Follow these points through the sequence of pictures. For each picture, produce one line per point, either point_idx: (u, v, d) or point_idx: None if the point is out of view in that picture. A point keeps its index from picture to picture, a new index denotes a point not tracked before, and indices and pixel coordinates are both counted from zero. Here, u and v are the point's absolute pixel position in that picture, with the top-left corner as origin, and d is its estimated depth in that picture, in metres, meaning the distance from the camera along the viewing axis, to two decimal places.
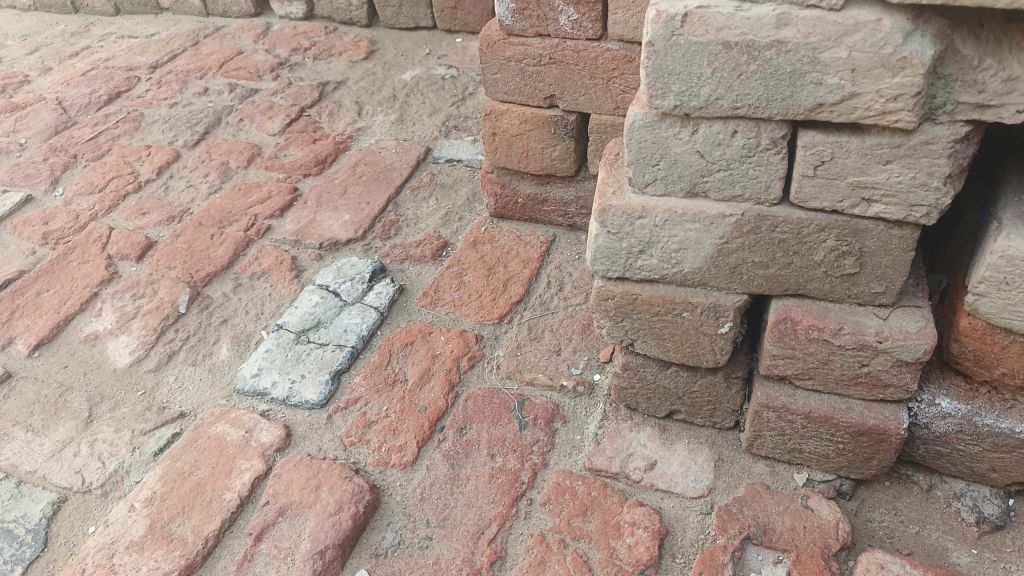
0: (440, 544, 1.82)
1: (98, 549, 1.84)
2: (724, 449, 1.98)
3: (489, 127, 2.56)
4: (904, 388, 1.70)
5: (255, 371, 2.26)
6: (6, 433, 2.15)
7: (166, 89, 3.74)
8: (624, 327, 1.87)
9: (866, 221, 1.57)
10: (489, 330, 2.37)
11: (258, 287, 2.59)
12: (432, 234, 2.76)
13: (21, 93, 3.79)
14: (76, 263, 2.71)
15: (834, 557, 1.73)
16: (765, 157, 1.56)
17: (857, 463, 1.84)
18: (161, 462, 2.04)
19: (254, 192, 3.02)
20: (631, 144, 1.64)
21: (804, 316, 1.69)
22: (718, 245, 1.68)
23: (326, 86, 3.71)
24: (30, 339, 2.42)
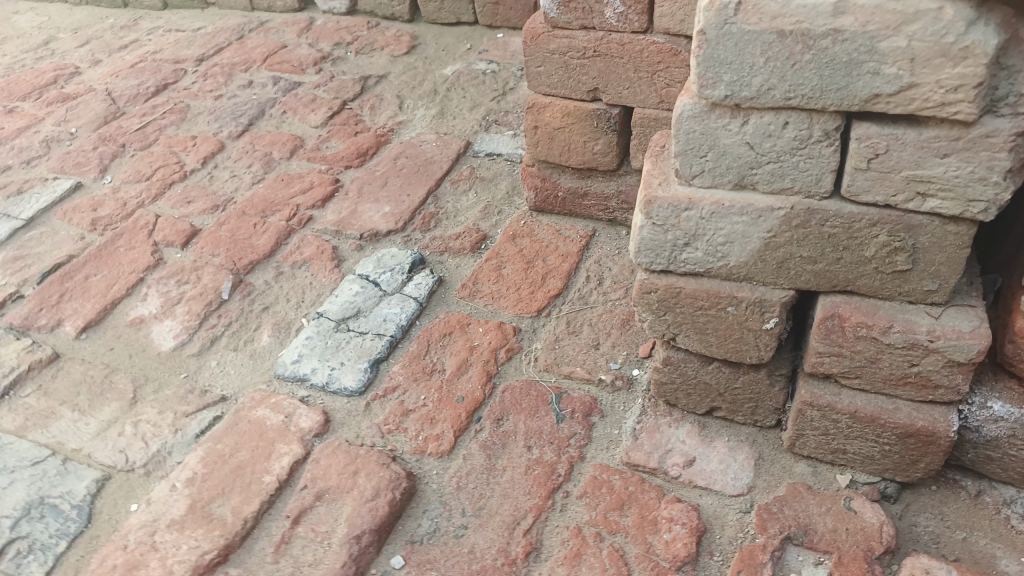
0: (476, 534, 1.81)
1: (140, 527, 1.88)
2: (765, 448, 1.95)
3: (532, 120, 2.55)
4: (955, 390, 1.65)
5: (295, 358, 2.28)
6: (54, 412, 2.20)
7: (212, 81, 3.80)
8: (666, 321, 1.85)
9: (920, 216, 1.54)
10: (527, 323, 2.36)
11: (299, 276, 2.61)
12: (471, 227, 2.77)
13: (72, 83, 3.88)
14: (123, 249, 2.76)
15: (878, 560, 1.69)
16: (817, 149, 1.53)
17: (904, 466, 1.80)
18: (202, 443, 2.07)
19: (296, 183, 3.05)
20: (679, 134, 1.62)
21: (853, 313, 1.65)
22: (765, 239, 1.65)
23: (368, 80, 3.73)
24: (78, 321, 2.48)
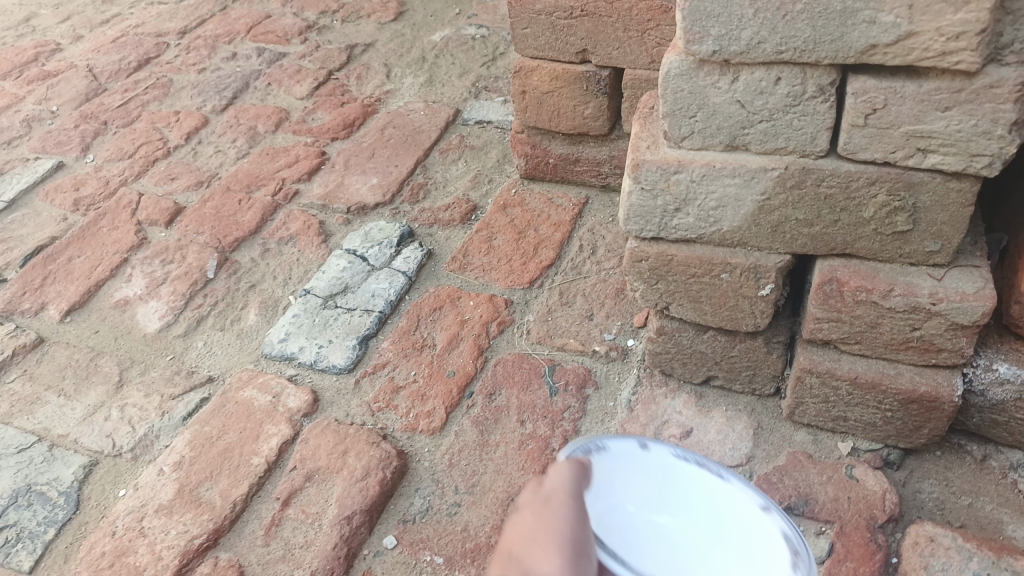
0: (469, 512, 1.78)
1: (128, 512, 1.84)
2: (764, 417, 1.90)
3: (519, 84, 2.47)
4: (958, 353, 1.60)
5: (282, 336, 2.23)
6: (39, 398, 2.16)
7: (195, 55, 3.71)
8: (659, 290, 1.79)
9: (920, 173, 1.46)
10: (519, 295, 2.30)
11: (287, 252, 2.55)
12: (461, 198, 2.70)
13: (53, 61, 3.78)
14: (106, 229, 2.70)
15: (881, 529, 1.66)
16: (812, 105, 1.46)
17: (906, 433, 1.75)
18: (190, 426, 2.03)
19: (282, 157, 2.98)
20: (666, 94, 1.55)
21: (851, 277, 1.59)
22: (759, 201, 1.58)
23: (354, 49, 3.64)
24: (62, 305, 2.43)
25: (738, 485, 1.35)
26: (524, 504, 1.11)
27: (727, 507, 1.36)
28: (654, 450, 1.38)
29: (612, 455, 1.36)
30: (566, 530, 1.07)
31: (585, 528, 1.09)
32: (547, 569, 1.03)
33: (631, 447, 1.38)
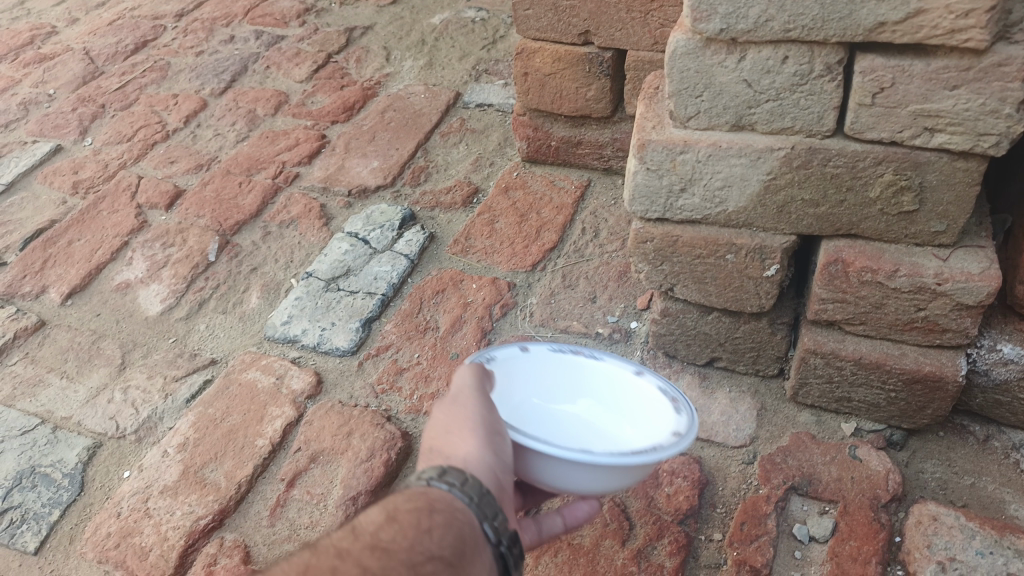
0: None
1: (133, 494, 1.85)
2: (767, 398, 1.91)
3: (521, 66, 2.46)
4: (963, 333, 1.60)
5: (285, 319, 2.23)
6: (42, 380, 2.16)
7: (192, 37, 3.68)
8: (664, 271, 1.79)
9: (927, 152, 1.46)
10: (521, 278, 2.30)
11: (288, 235, 2.54)
12: (462, 180, 2.69)
13: (48, 44, 3.75)
14: (106, 212, 2.69)
15: (883, 509, 1.66)
16: (819, 84, 1.46)
17: (910, 413, 1.76)
18: (193, 408, 2.03)
19: (282, 140, 2.97)
20: (673, 74, 1.54)
21: (857, 257, 1.59)
22: (765, 181, 1.58)
23: (353, 31, 3.61)
24: (63, 288, 2.42)
25: (614, 361, 1.45)
26: (440, 403, 1.24)
27: (609, 383, 1.45)
28: (534, 350, 1.44)
29: (501, 364, 1.40)
30: (477, 414, 1.19)
31: (495, 414, 1.21)
32: (465, 450, 1.15)
33: (513, 353, 1.42)
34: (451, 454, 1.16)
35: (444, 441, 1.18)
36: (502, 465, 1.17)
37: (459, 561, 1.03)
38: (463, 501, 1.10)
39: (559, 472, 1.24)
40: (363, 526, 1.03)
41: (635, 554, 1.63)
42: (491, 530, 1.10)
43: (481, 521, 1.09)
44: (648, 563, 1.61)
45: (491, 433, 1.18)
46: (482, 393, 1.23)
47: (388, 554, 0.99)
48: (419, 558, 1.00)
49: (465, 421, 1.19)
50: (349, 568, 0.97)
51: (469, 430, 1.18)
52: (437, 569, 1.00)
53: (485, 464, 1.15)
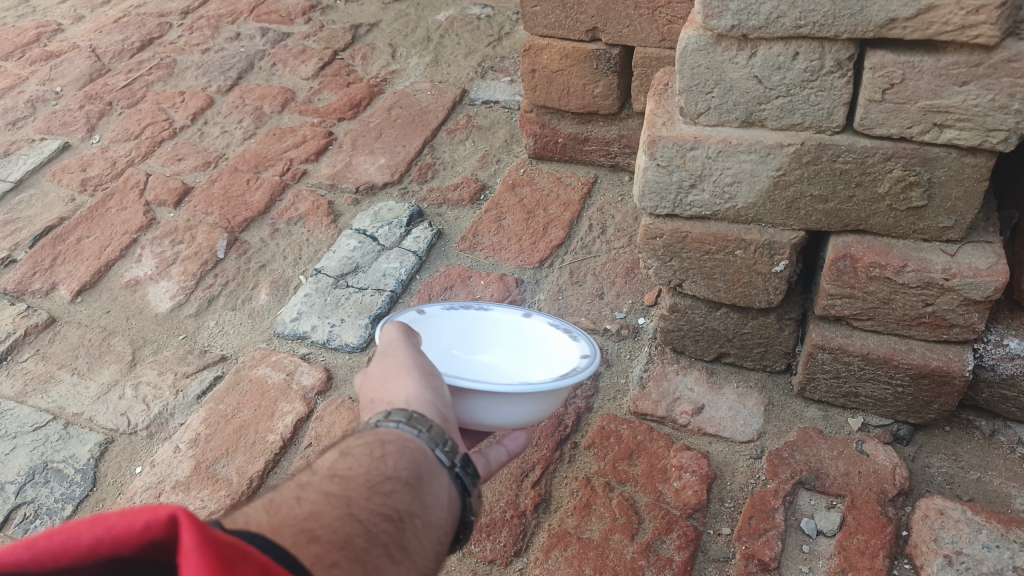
0: (484, 487, 1.79)
1: (145, 489, 1.86)
2: (775, 393, 1.92)
3: (529, 63, 2.46)
4: (970, 329, 1.61)
5: (294, 316, 2.24)
6: (53, 376, 2.17)
7: (199, 35, 3.69)
8: (672, 267, 1.80)
9: (936, 148, 1.47)
10: (529, 274, 2.31)
11: (296, 232, 2.56)
12: (469, 177, 2.70)
13: (55, 42, 3.76)
14: (115, 210, 2.70)
15: (891, 503, 1.67)
16: (829, 81, 1.46)
17: (917, 408, 1.77)
18: (204, 404, 2.04)
19: (289, 137, 2.98)
20: (683, 70, 1.55)
21: (865, 253, 1.60)
22: (774, 177, 1.59)
23: (359, 28, 3.62)
24: (73, 285, 2.43)
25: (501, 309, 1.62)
26: (371, 363, 1.29)
27: (499, 330, 1.62)
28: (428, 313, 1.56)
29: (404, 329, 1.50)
30: (408, 362, 1.27)
31: (424, 361, 1.29)
32: (405, 391, 1.21)
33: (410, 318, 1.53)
34: (391, 397, 1.20)
35: (382, 390, 1.22)
36: (442, 399, 1.24)
37: (417, 483, 1.05)
38: (411, 433, 1.12)
39: (490, 409, 1.38)
40: (316, 465, 1.03)
41: (644, 548, 1.64)
42: (445, 455, 1.13)
43: (433, 448, 1.12)
44: (657, 556, 1.62)
45: (425, 375, 1.25)
46: (409, 346, 1.31)
47: (346, 479, 0.99)
48: (377, 481, 1.01)
49: (398, 370, 1.25)
50: (311, 495, 0.94)
51: (405, 374, 1.24)
52: (395, 488, 1.02)
53: (428, 399, 1.20)
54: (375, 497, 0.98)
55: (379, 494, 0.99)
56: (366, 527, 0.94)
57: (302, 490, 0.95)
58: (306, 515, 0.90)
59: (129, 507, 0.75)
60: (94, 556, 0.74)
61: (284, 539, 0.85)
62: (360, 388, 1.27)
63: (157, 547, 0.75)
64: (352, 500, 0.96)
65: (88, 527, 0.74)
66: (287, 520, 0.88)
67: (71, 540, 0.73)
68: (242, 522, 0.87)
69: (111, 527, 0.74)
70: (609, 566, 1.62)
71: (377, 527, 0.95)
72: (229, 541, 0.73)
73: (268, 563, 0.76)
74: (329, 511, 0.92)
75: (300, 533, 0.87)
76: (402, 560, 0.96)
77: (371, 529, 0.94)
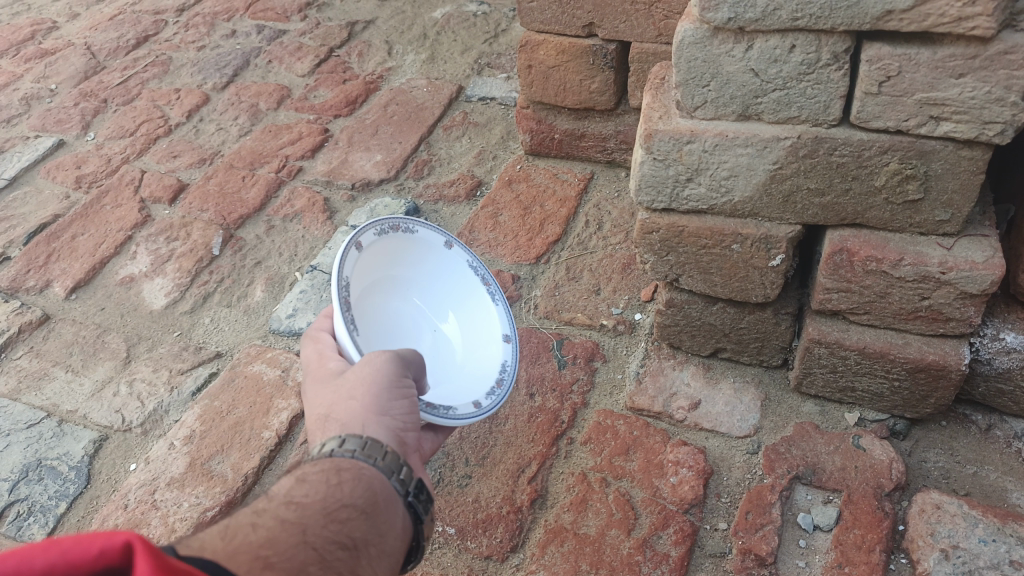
0: (480, 483, 1.78)
1: (139, 486, 1.85)
2: (772, 388, 1.92)
3: (525, 59, 2.46)
4: (966, 323, 1.61)
5: (290, 312, 2.25)
6: (47, 373, 2.16)
7: (194, 32, 3.68)
8: (669, 262, 1.79)
9: (933, 141, 1.47)
10: (526, 271, 2.30)
11: (291, 229, 2.55)
12: (466, 173, 2.69)
13: (50, 39, 3.74)
14: (110, 207, 2.69)
15: (888, 497, 1.67)
16: (826, 73, 1.46)
17: (913, 402, 1.76)
18: (199, 401, 2.04)
19: (284, 134, 2.97)
20: (680, 63, 1.55)
21: (862, 247, 1.59)
22: (771, 171, 1.58)
23: (355, 26, 3.61)
24: (67, 282, 2.42)
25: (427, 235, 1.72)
26: (354, 367, 1.30)
27: (422, 250, 1.74)
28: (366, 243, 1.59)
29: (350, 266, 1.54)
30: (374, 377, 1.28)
31: (401, 380, 1.30)
32: (359, 412, 1.23)
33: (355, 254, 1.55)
34: (349, 417, 1.23)
35: (345, 403, 1.25)
36: (405, 426, 1.27)
37: (371, 510, 1.12)
38: (365, 461, 1.17)
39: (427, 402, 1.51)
40: (274, 492, 1.08)
41: (640, 543, 1.64)
42: (400, 483, 1.19)
43: (390, 475, 1.18)
44: (654, 552, 1.62)
45: (394, 396, 1.27)
46: (398, 365, 1.31)
47: (303, 506, 1.05)
48: (334, 509, 1.07)
49: (370, 387, 1.27)
50: (267, 522, 1.00)
51: (375, 395, 1.26)
52: (351, 516, 1.08)
53: (380, 425, 1.23)
54: (331, 525, 1.04)
55: (336, 522, 1.05)
56: (321, 555, 1.00)
57: (259, 516, 1.01)
58: (262, 542, 0.96)
59: (84, 533, 0.77)
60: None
61: (239, 567, 0.90)
62: (328, 386, 1.29)
63: (110, 574, 0.78)
64: (307, 528, 1.02)
65: (43, 552, 0.76)
66: (241, 547, 0.93)
67: (25, 565, 0.75)
68: (197, 546, 0.91)
69: (66, 551, 0.77)
70: (605, 561, 1.61)
71: (331, 556, 1.01)
72: (180, 567, 0.79)
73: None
74: (284, 538, 0.98)
75: (254, 559, 0.93)
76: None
77: (325, 557, 1.00)
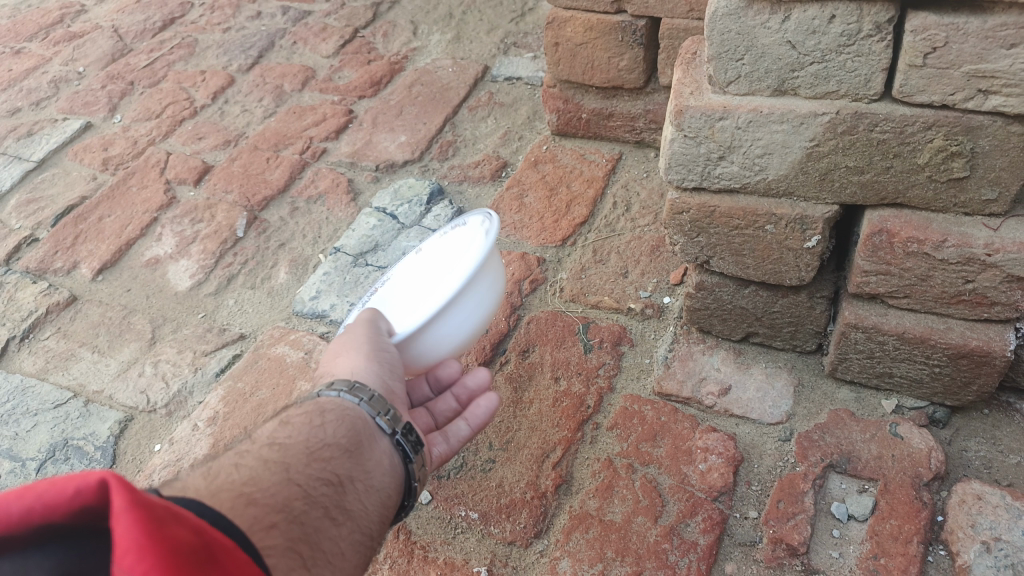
0: (503, 468, 1.75)
1: (163, 466, 1.85)
2: (805, 374, 1.86)
3: (552, 36, 2.41)
4: (1013, 307, 1.54)
5: (313, 294, 2.23)
6: (74, 354, 2.17)
7: (219, 14, 3.66)
8: (699, 243, 1.74)
9: (980, 116, 1.39)
10: (551, 253, 2.26)
11: (316, 211, 2.53)
12: (491, 154, 2.65)
13: (78, 22, 3.75)
14: (136, 188, 2.69)
15: (926, 487, 1.61)
16: (867, 45, 1.39)
17: (954, 389, 1.69)
18: (222, 382, 2.03)
19: (309, 115, 2.95)
20: (713, 36, 1.48)
21: (903, 227, 1.53)
22: (808, 148, 1.52)
23: (380, 6, 3.56)
24: (94, 264, 2.43)
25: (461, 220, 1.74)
26: (337, 336, 1.51)
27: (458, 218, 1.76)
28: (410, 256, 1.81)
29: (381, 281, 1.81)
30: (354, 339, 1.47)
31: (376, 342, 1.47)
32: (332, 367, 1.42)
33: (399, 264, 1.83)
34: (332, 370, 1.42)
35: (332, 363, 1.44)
36: (390, 369, 1.44)
37: (354, 448, 1.22)
38: (351, 401, 1.31)
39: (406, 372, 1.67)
40: (260, 436, 1.18)
41: (668, 531, 1.60)
42: (385, 422, 1.31)
43: (373, 416, 1.30)
44: (681, 540, 1.58)
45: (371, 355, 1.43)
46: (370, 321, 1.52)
47: (285, 447, 1.13)
48: (316, 449, 1.16)
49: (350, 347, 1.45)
50: (250, 462, 1.08)
51: (360, 343, 1.46)
52: (334, 454, 1.18)
53: (365, 364, 1.40)
54: (314, 463, 1.13)
55: (319, 460, 1.15)
56: (306, 491, 1.08)
57: (242, 458, 1.10)
58: (245, 481, 1.02)
59: (59, 476, 0.77)
60: (30, 524, 0.77)
61: (222, 503, 0.95)
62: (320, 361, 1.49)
63: (90, 513, 0.77)
64: (291, 466, 1.10)
65: (17, 499, 0.76)
66: (226, 486, 0.99)
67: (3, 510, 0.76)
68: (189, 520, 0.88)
69: (41, 496, 0.77)
70: (631, 548, 1.57)
71: (316, 491, 1.10)
72: (159, 505, 0.76)
73: (200, 524, 0.81)
74: (267, 476, 1.05)
75: (238, 497, 0.98)
76: (342, 521, 1.11)
77: (311, 492, 1.08)
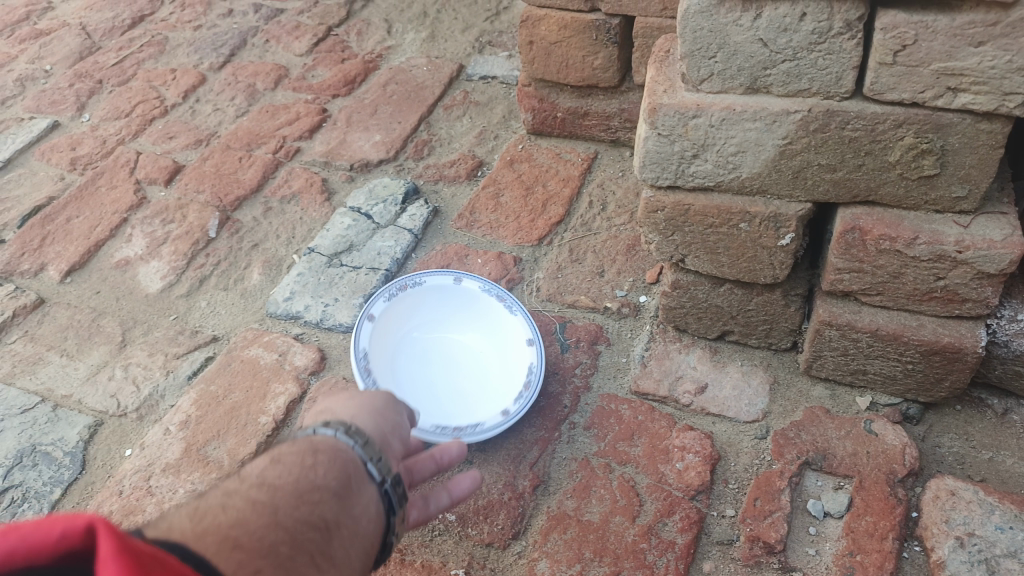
0: (481, 469, 1.74)
1: (134, 472, 1.82)
2: (780, 371, 1.87)
3: (526, 35, 2.40)
4: (983, 304, 1.55)
5: (287, 295, 2.20)
6: (41, 358, 2.13)
7: (190, 11, 3.61)
8: (675, 241, 1.74)
9: (949, 114, 1.41)
10: (528, 253, 2.25)
11: (289, 211, 2.50)
12: (466, 153, 2.64)
13: (44, 20, 3.68)
14: (105, 189, 2.64)
15: (900, 483, 1.62)
16: (838, 43, 1.40)
17: (927, 385, 1.71)
18: (195, 385, 2.00)
19: (282, 114, 2.91)
20: (685, 34, 1.48)
21: (875, 225, 1.54)
22: (781, 146, 1.53)
23: (354, 4, 3.53)
24: (62, 266, 2.38)
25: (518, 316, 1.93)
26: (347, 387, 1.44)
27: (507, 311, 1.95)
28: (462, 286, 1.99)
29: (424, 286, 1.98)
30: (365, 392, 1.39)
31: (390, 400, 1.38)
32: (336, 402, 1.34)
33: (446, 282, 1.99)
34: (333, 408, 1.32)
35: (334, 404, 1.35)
36: (395, 430, 1.32)
37: (344, 492, 1.08)
38: (346, 443, 1.18)
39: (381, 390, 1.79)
40: (245, 471, 1.03)
41: (646, 530, 1.60)
42: (375, 470, 1.16)
43: (363, 461, 1.16)
44: (659, 539, 1.58)
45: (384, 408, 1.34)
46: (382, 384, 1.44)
47: (274, 487, 0.99)
48: (306, 491, 1.02)
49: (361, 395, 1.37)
50: (236, 502, 0.94)
51: (369, 397, 1.35)
52: (324, 498, 1.03)
53: (370, 415, 1.29)
54: (302, 507, 0.99)
55: (307, 503, 1.00)
56: (293, 538, 0.94)
57: (228, 497, 0.95)
58: (230, 522, 0.89)
59: (47, 516, 0.72)
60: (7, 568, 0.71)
61: (206, 548, 0.84)
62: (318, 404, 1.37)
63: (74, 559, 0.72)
64: (278, 509, 0.96)
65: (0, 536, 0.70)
66: (212, 526, 0.87)
67: None
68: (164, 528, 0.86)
69: (26, 536, 0.71)
70: (609, 549, 1.57)
71: (302, 536, 0.95)
72: (149, 551, 0.72)
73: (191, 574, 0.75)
74: (254, 519, 0.92)
75: (222, 540, 0.86)
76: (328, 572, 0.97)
77: (298, 539, 0.94)
